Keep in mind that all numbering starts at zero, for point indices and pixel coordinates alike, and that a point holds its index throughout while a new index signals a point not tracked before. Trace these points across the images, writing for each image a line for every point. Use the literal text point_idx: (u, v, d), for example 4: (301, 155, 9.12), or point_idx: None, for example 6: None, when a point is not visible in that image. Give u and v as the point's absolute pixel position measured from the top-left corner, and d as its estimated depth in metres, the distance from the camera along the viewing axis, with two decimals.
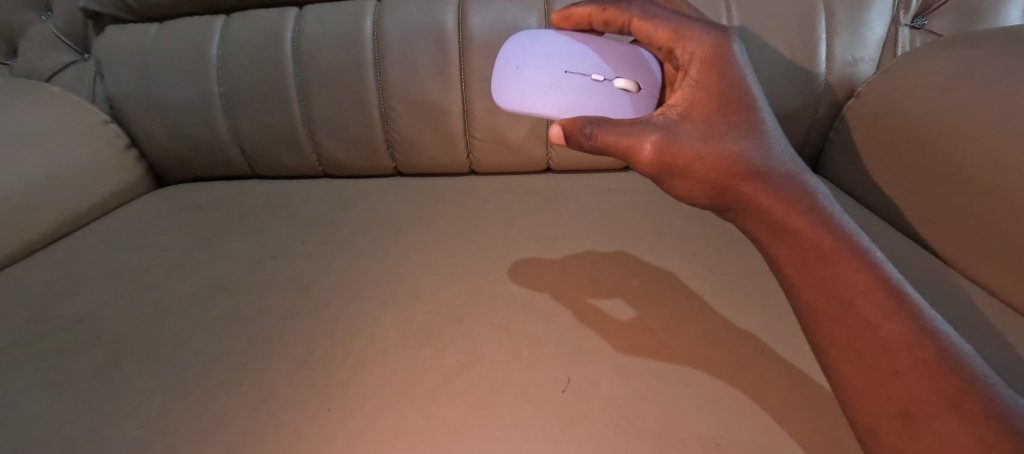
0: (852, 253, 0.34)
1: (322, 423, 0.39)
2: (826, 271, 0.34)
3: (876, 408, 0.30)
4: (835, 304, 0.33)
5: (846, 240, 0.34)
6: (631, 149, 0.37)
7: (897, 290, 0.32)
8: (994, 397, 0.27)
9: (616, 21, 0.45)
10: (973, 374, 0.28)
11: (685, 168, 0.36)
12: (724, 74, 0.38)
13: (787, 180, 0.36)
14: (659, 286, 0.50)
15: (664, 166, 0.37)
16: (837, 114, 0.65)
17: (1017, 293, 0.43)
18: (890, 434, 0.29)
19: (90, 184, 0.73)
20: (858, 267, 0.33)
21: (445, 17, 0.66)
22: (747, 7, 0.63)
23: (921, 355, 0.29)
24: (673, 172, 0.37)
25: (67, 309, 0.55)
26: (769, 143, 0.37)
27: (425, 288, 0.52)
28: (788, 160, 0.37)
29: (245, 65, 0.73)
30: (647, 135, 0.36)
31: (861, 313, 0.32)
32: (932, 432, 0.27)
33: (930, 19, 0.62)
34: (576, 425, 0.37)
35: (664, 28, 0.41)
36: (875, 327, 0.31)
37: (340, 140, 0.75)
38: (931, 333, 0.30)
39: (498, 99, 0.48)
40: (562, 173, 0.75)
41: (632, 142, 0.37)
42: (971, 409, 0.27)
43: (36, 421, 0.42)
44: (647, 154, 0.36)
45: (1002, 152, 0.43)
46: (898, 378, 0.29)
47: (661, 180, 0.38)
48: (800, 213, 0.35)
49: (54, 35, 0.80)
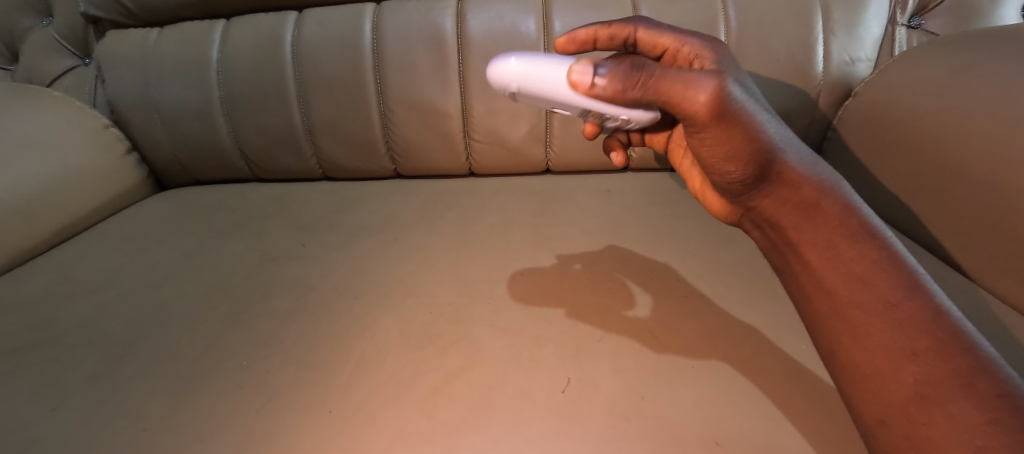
0: (873, 233, 0.36)
1: (322, 424, 0.39)
2: (852, 247, 0.35)
3: (889, 396, 0.31)
4: (858, 285, 0.34)
5: (857, 207, 0.38)
6: (687, 86, 0.34)
7: (914, 275, 0.34)
8: (1005, 378, 0.28)
9: (621, 35, 0.47)
10: (985, 356, 0.30)
11: (738, 113, 0.35)
12: (735, 70, 0.42)
13: (807, 162, 0.39)
14: (660, 285, 0.50)
15: (719, 113, 0.35)
16: (835, 113, 0.65)
17: (1013, 290, 0.44)
18: (903, 422, 0.30)
19: (90, 188, 0.73)
20: (881, 244, 0.35)
21: (444, 20, 0.67)
22: (744, 9, 0.63)
23: (939, 335, 0.31)
24: (726, 122, 0.35)
25: (68, 312, 0.55)
26: (786, 131, 0.40)
27: (425, 289, 0.52)
28: (802, 148, 0.40)
29: (244, 68, 0.73)
30: (705, 79, 0.34)
31: (882, 294, 0.33)
32: (947, 414, 0.28)
33: (926, 19, 0.62)
34: (576, 424, 0.37)
35: (669, 33, 0.43)
36: (895, 308, 0.33)
37: (340, 143, 0.75)
38: (946, 316, 0.32)
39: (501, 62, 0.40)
40: (560, 174, 0.75)
41: (687, 80, 0.35)
42: (984, 388, 0.28)
43: (38, 423, 0.42)
44: (705, 98, 0.34)
45: (999, 152, 0.44)
46: (916, 361, 0.31)
47: (708, 130, 0.36)
48: (824, 192, 0.38)
49: (55, 41, 0.81)
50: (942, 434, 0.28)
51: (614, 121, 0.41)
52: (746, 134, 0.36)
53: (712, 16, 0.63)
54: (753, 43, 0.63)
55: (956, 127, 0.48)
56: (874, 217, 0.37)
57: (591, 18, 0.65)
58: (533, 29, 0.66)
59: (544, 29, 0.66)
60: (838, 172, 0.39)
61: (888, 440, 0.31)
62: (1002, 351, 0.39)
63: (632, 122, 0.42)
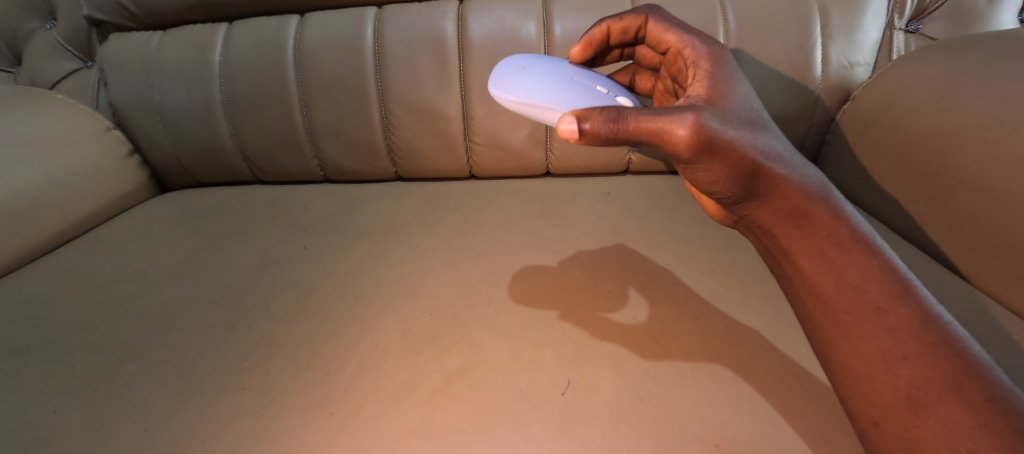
0: (863, 240, 0.35)
1: (324, 425, 0.39)
2: (842, 257, 0.35)
3: (881, 398, 0.31)
4: (847, 291, 0.34)
5: (848, 215, 0.37)
6: (668, 126, 0.34)
7: (904, 281, 0.34)
8: (995, 382, 0.29)
9: (633, 27, 0.50)
10: (975, 359, 0.30)
11: (721, 147, 0.35)
12: (723, 79, 0.41)
13: (800, 170, 0.38)
14: (660, 289, 0.50)
15: (704, 147, 0.35)
16: (834, 117, 0.65)
17: (1010, 292, 0.44)
18: (896, 424, 0.30)
19: (92, 191, 0.73)
20: (871, 250, 0.35)
21: (445, 24, 0.67)
22: (743, 14, 0.64)
23: (929, 340, 0.31)
24: (711, 153, 0.35)
25: (69, 314, 0.55)
26: (775, 139, 0.39)
27: (426, 291, 0.52)
28: (792, 155, 0.39)
29: (246, 72, 0.74)
30: (686, 115, 0.34)
31: (872, 299, 0.33)
32: (938, 417, 0.29)
33: (924, 23, 0.63)
34: (576, 426, 0.37)
35: (674, 29, 0.46)
36: (884, 313, 0.32)
37: (340, 145, 0.76)
38: (935, 320, 0.32)
39: (500, 89, 0.43)
40: (560, 177, 0.75)
41: (667, 118, 0.35)
42: (974, 391, 0.28)
43: (39, 424, 0.42)
44: (687, 135, 0.34)
45: (997, 156, 0.44)
46: (906, 365, 0.31)
47: (695, 165, 0.37)
48: (817, 201, 0.37)
49: (59, 43, 0.81)
50: (936, 437, 0.28)
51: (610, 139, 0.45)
52: (731, 168, 0.36)
53: (711, 19, 0.64)
54: (752, 46, 0.63)
55: (952, 131, 0.48)
56: (864, 224, 0.37)
57: (590, 22, 0.65)
58: (533, 34, 0.66)
59: (544, 33, 0.66)
60: (827, 180, 0.39)
61: (882, 443, 0.31)
62: (1000, 355, 0.39)
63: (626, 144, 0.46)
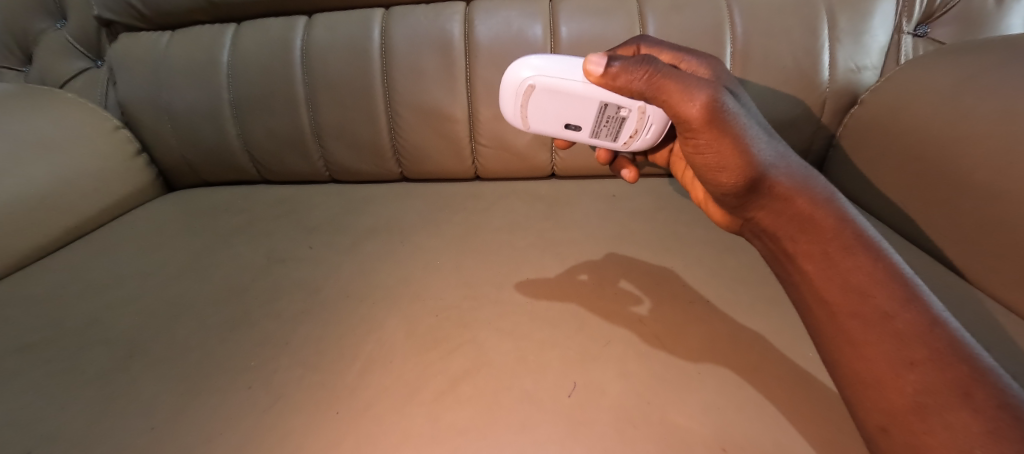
0: (869, 245, 0.36)
1: (331, 424, 0.39)
2: (848, 259, 0.35)
3: (890, 406, 0.31)
4: (854, 295, 0.34)
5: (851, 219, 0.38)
6: (685, 90, 0.38)
7: (911, 286, 0.33)
8: (1004, 388, 0.28)
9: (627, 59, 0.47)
10: (983, 366, 0.29)
11: (728, 125, 0.38)
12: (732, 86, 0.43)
13: (804, 176, 0.40)
14: (666, 292, 0.50)
15: (711, 121, 0.38)
16: (841, 120, 0.65)
17: (1018, 298, 0.43)
18: (904, 430, 0.30)
19: (101, 189, 0.74)
20: (875, 254, 0.35)
21: (451, 26, 0.67)
22: (751, 17, 0.63)
23: (937, 345, 0.30)
24: (719, 129, 0.38)
25: (79, 311, 0.56)
26: (781, 145, 0.41)
27: (432, 292, 0.52)
28: (796, 163, 0.41)
29: (253, 72, 0.74)
30: (702, 89, 0.38)
31: (878, 305, 0.33)
32: (945, 424, 0.28)
33: (932, 27, 0.63)
34: (583, 429, 0.37)
35: (669, 51, 0.44)
36: (891, 318, 0.32)
37: (348, 146, 0.76)
38: (942, 325, 0.31)
39: (518, 68, 0.46)
40: (565, 179, 0.75)
41: (685, 86, 0.38)
42: (982, 398, 0.28)
43: (51, 421, 0.43)
44: (698, 105, 0.38)
45: (1006, 160, 0.44)
46: (914, 371, 0.30)
47: (699, 135, 0.39)
48: (818, 204, 0.38)
49: (68, 43, 0.82)
50: (942, 443, 0.28)
51: (626, 111, 0.45)
52: (734, 142, 0.38)
53: (718, 23, 0.64)
54: (759, 50, 0.63)
55: (962, 135, 0.48)
56: (870, 228, 0.37)
57: (597, 25, 0.65)
58: (540, 36, 0.66)
59: (551, 34, 0.66)
60: (835, 189, 0.40)
61: (888, 448, 0.30)
62: (1008, 362, 0.39)
63: (645, 114, 0.45)
